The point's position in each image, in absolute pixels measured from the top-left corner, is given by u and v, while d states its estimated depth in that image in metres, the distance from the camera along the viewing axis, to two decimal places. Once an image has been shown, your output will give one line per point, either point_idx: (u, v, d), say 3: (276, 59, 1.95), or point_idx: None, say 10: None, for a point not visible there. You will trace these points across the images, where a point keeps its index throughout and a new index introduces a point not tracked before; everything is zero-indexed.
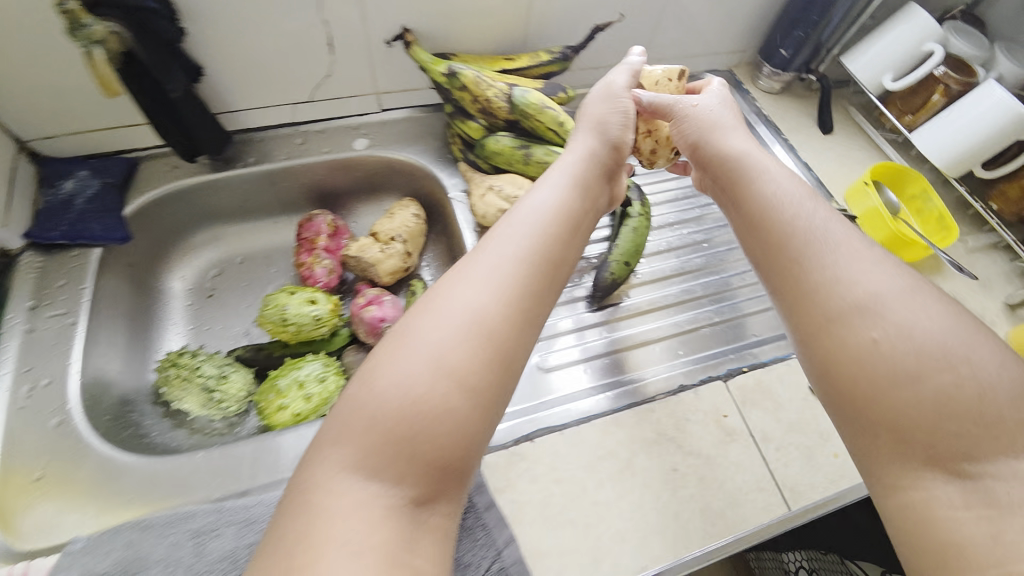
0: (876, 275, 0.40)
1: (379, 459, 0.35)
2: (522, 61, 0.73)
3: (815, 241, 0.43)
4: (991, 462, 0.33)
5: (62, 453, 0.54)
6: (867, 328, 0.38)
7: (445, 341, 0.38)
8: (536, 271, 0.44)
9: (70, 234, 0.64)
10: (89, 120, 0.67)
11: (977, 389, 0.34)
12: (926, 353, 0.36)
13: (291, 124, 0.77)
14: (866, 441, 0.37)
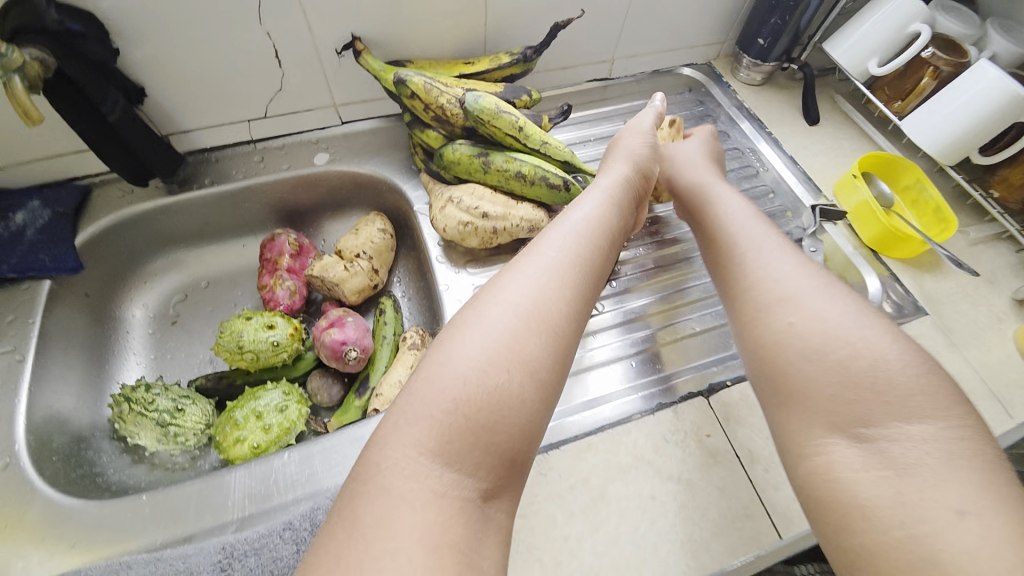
0: (795, 271, 0.45)
1: (453, 449, 0.33)
2: (482, 64, 0.70)
3: (748, 248, 0.49)
4: (887, 428, 0.35)
5: (4, 499, 0.50)
6: (784, 314, 0.43)
7: (517, 331, 0.37)
8: (596, 269, 0.44)
9: (19, 267, 0.60)
10: (35, 148, 0.64)
11: (871, 362, 0.38)
12: (831, 333, 0.40)
13: (249, 142, 0.75)
14: (788, 416, 0.40)
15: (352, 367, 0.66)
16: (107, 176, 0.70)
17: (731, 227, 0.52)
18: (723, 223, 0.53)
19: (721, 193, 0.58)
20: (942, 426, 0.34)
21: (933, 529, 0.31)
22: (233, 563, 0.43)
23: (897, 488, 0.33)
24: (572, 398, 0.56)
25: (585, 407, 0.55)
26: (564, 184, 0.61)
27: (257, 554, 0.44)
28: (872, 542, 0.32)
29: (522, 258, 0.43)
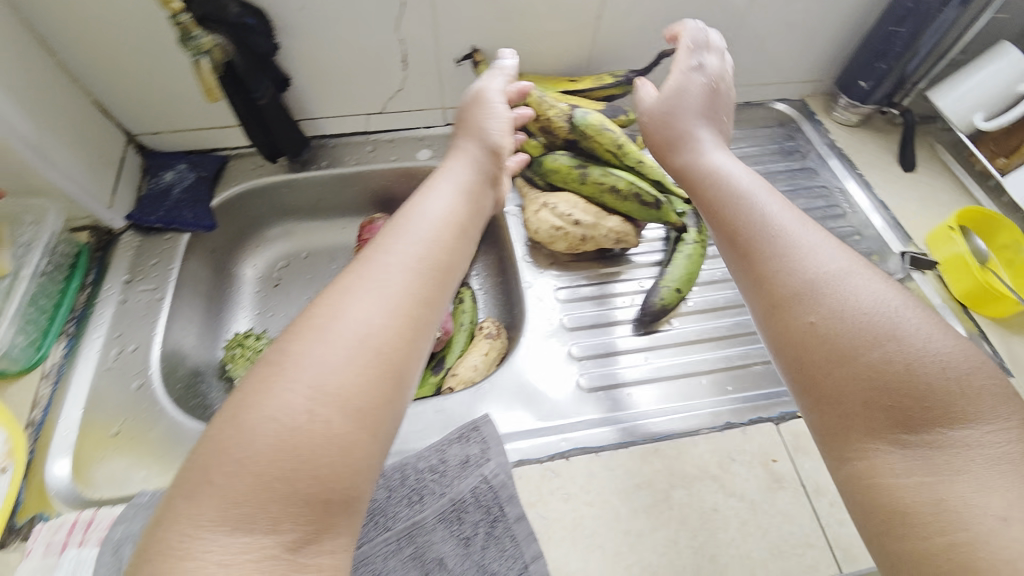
0: (819, 262, 0.42)
1: (247, 507, 0.30)
2: (587, 82, 0.74)
3: (764, 233, 0.46)
4: (928, 432, 0.35)
5: (135, 414, 0.57)
6: (807, 315, 0.40)
7: (329, 351, 0.35)
8: (419, 279, 0.41)
9: (166, 219, 0.69)
10: (191, 119, 0.73)
11: (906, 365, 0.36)
12: (864, 332, 0.38)
13: (363, 133, 0.82)
14: (816, 413, 0.39)
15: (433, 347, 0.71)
16: (242, 150, 0.79)
17: (739, 208, 0.48)
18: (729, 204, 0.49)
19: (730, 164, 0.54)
20: (988, 429, 0.34)
21: (974, 538, 0.30)
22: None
23: (934, 489, 0.33)
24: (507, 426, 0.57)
25: (653, 413, 0.59)
26: (655, 202, 0.64)
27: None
28: (913, 549, 0.32)
29: (343, 277, 0.39)
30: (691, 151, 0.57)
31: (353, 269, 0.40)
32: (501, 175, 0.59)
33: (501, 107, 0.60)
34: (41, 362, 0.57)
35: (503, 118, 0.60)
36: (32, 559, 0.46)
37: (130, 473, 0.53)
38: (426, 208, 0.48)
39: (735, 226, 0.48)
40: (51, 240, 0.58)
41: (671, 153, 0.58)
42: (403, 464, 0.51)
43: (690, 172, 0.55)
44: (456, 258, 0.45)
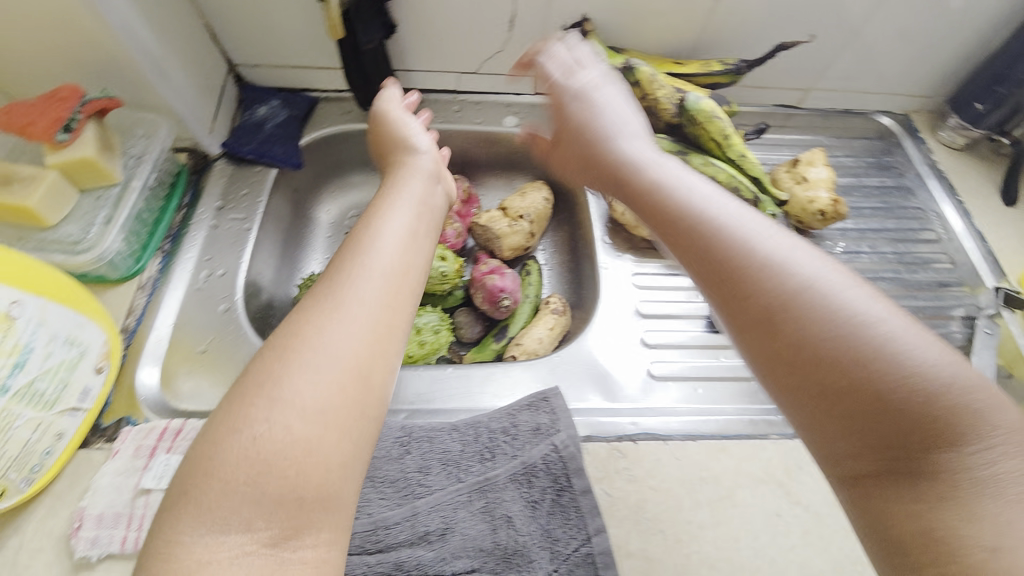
0: (785, 266, 0.36)
1: (229, 509, 0.31)
2: (693, 67, 0.71)
3: (715, 236, 0.39)
4: (926, 459, 0.30)
5: (222, 335, 0.59)
6: (773, 335, 0.35)
7: (298, 373, 0.34)
8: (394, 299, 0.41)
9: (258, 151, 0.70)
10: (291, 55, 0.73)
11: (886, 387, 0.31)
12: (841, 350, 0.32)
13: (452, 92, 0.81)
14: (809, 434, 0.34)
15: (500, 315, 0.72)
16: (333, 94, 0.79)
17: (684, 206, 0.42)
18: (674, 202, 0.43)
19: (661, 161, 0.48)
20: (988, 444, 0.29)
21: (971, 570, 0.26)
22: (411, 443, 0.50)
23: (938, 519, 0.28)
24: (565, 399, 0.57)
25: (723, 412, 0.58)
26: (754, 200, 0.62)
27: (431, 443, 0.50)
28: None
29: (323, 298, 0.39)
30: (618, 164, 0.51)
31: (327, 292, 0.40)
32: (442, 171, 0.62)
33: (414, 121, 0.66)
34: (138, 273, 0.59)
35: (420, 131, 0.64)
36: (121, 457, 0.47)
37: (211, 391, 0.55)
38: (395, 231, 0.46)
39: (679, 230, 0.42)
40: (160, 157, 0.58)
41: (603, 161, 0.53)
42: (476, 422, 0.52)
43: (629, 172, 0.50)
44: (412, 256, 0.45)
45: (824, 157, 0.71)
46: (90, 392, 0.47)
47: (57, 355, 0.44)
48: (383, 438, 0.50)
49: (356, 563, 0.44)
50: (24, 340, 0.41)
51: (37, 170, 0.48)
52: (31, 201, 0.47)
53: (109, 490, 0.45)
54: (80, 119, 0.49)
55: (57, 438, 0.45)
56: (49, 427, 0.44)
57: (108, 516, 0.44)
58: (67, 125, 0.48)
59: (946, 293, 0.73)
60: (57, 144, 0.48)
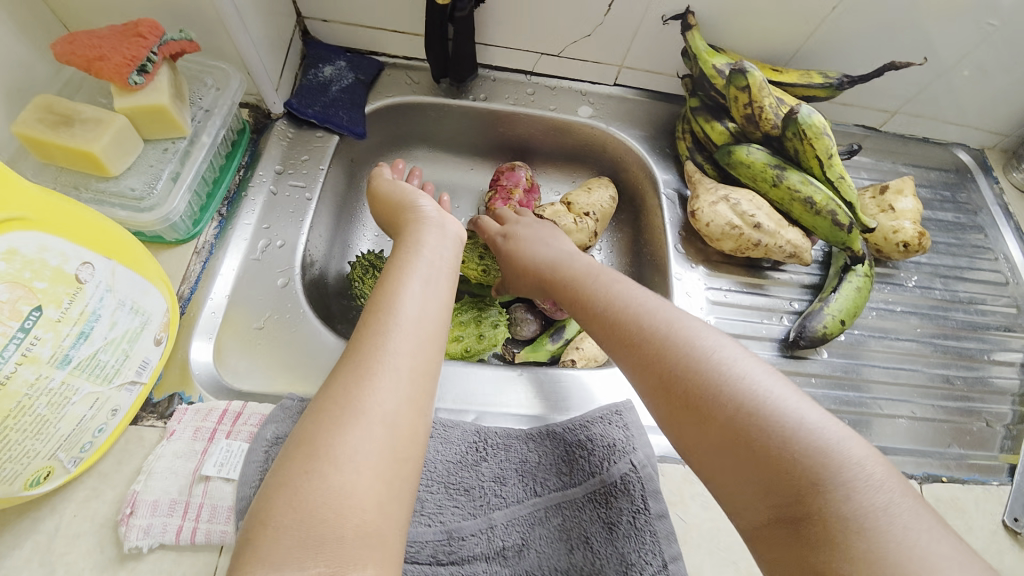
0: (683, 332, 0.42)
1: (280, 550, 0.32)
2: (791, 76, 0.67)
3: (625, 315, 0.45)
4: (810, 505, 0.33)
5: (279, 311, 0.54)
6: (677, 395, 0.39)
7: (341, 431, 0.36)
8: (424, 355, 0.42)
9: (322, 116, 0.65)
10: (365, 14, 0.67)
11: (761, 439, 0.35)
12: (729, 406, 0.37)
13: (526, 73, 0.76)
14: (720, 491, 0.37)
15: (559, 315, 0.69)
16: (402, 60, 0.74)
17: (601, 288, 0.50)
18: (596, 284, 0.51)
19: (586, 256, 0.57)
20: (854, 479, 0.33)
21: None
22: (486, 449, 0.47)
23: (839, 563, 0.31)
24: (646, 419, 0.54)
25: None
26: (848, 226, 0.59)
27: (506, 452, 0.48)
28: None
29: (357, 361, 0.40)
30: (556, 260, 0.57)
31: (361, 353, 0.40)
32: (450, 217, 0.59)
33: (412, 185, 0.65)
34: (195, 237, 0.54)
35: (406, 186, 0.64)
36: (179, 439, 0.43)
37: (264, 372, 0.51)
38: (417, 288, 0.46)
39: (604, 307, 0.48)
40: (229, 112, 0.53)
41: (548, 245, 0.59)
42: (551, 432, 0.49)
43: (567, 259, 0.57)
44: (434, 299, 0.46)
45: (913, 186, 0.68)
46: (147, 365, 0.43)
47: (121, 323, 0.39)
48: (458, 442, 0.47)
49: (425, 573, 0.42)
50: (91, 307, 0.36)
51: (103, 112, 0.43)
52: (96, 146, 0.42)
53: (166, 475, 0.42)
54: (156, 61, 0.44)
55: (112, 414, 0.40)
56: (105, 402, 0.39)
57: (163, 503, 0.41)
58: (142, 66, 0.44)
59: (1010, 339, 0.71)
60: (130, 86, 0.43)
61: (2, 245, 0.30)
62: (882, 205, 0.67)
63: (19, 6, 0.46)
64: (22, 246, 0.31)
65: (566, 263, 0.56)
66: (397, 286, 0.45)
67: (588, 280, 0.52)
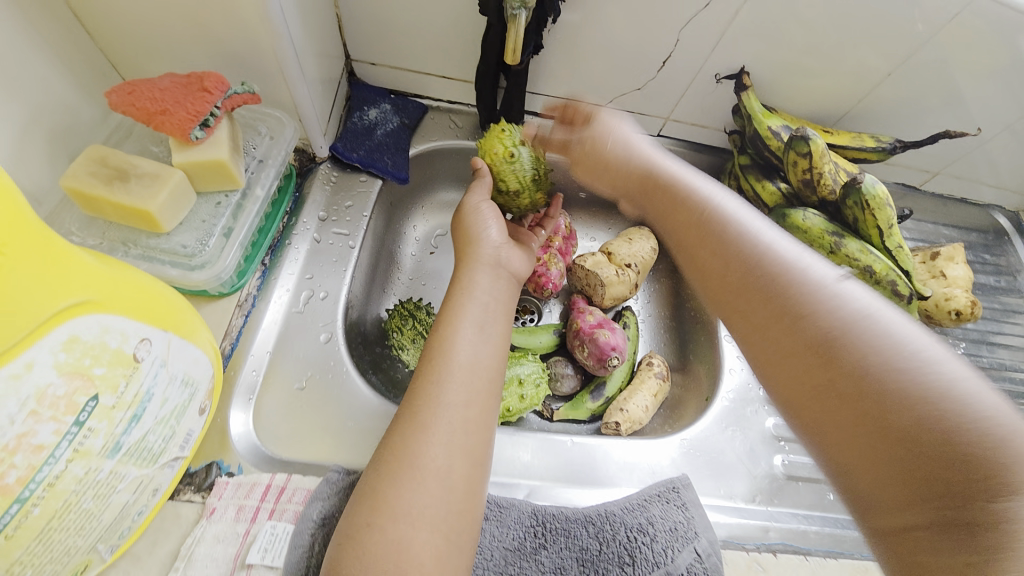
0: (846, 303, 0.37)
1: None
2: (843, 139, 0.66)
3: (771, 276, 0.41)
4: (979, 509, 0.27)
5: (320, 370, 0.52)
6: (827, 367, 0.36)
7: (395, 485, 0.39)
8: (474, 407, 0.44)
9: (366, 160, 0.63)
10: (417, 59, 0.66)
11: (935, 426, 0.30)
12: (897, 381, 0.32)
13: (570, 121, 0.75)
14: (852, 472, 0.34)
15: (602, 372, 0.66)
16: (446, 105, 0.72)
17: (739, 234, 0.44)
18: (730, 234, 0.44)
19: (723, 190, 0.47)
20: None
21: None
22: (545, 536, 0.46)
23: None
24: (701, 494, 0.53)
25: (855, 528, 0.53)
26: (908, 297, 0.59)
27: (567, 538, 0.46)
28: None
29: (412, 414, 0.42)
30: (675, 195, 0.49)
31: (413, 408, 0.43)
32: (513, 250, 0.59)
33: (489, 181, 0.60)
34: (238, 289, 0.52)
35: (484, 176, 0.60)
36: (220, 521, 0.41)
37: (305, 439, 0.48)
38: (467, 335, 0.48)
39: (732, 260, 0.43)
40: (282, 161, 0.52)
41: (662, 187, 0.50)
42: (610, 515, 0.47)
43: (683, 192, 0.48)
44: (484, 348, 0.47)
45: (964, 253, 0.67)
46: (191, 438, 0.40)
47: (171, 399, 0.36)
48: (516, 526, 0.46)
49: None
50: (146, 387, 0.33)
51: (160, 166, 0.41)
52: (152, 204, 0.40)
53: (206, 562, 0.39)
54: (218, 115, 0.43)
55: (152, 494, 0.37)
56: (148, 483, 0.36)
57: None
58: (204, 120, 0.42)
59: None
60: (190, 141, 0.41)
61: (65, 334, 0.27)
62: (934, 270, 0.66)
63: (75, 52, 0.43)
64: (84, 331, 0.28)
65: (686, 189, 0.48)
66: (449, 335, 0.47)
67: (718, 222, 0.45)
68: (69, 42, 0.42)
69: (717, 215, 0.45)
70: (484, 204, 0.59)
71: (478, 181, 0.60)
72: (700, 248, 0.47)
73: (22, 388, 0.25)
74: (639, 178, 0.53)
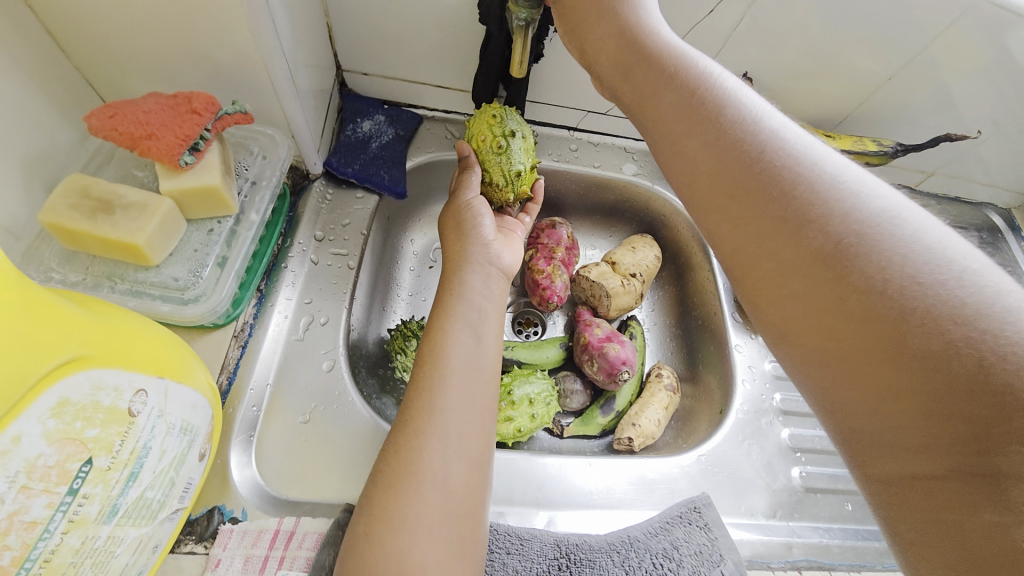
0: (855, 203, 0.31)
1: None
2: (845, 142, 0.65)
3: (765, 175, 0.33)
4: (1004, 454, 0.24)
5: (324, 401, 0.49)
6: (832, 282, 0.30)
7: (397, 498, 0.38)
8: (473, 423, 0.42)
9: (362, 175, 0.61)
10: (410, 68, 0.63)
11: (969, 355, 0.25)
12: (920, 296, 0.27)
13: (569, 128, 0.73)
14: (841, 398, 0.30)
15: (612, 386, 0.64)
16: (441, 114, 0.70)
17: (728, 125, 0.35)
18: (726, 125, 0.35)
19: (713, 74, 0.38)
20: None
21: None
22: (570, 569, 0.45)
23: (1012, 533, 0.24)
24: (723, 511, 0.52)
25: (876, 539, 0.53)
26: None
27: (593, 570, 0.45)
28: None
29: (407, 421, 0.41)
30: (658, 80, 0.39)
31: (408, 416, 0.42)
32: (505, 244, 0.57)
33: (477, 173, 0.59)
34: (233, 319, 0.49)
35: (474, 170, 0.59)
36: (227, 573, 0.39)
37: (312, 476, 0.46)
38: (464, 337, 0.46)
39: (724, 155, 0.35)
40: (276, 182, 0.49)
41: (641, 72, 0.40)
42: (634, 541, 0.46)
43: (672, 73, 0.38)
44: (482, 355, 0.46)
45: None
46: (190, 486, 0.36)
47: (170, 450, 0.33)
48: (539, 559, 0.45)
49: None
50: (143, 442, 0.29)
51: (147, 195, 0.38)
52: (140, 237, 0.37)
53: None
54: (209, 137, 0.40)
55: (152, 552, 0.34)
56: (147, 541, 0.33)
57: None
58: (194, 144, 0.39)
59: None
60: (179, 166, 0.39)
61: (54, 398, 0.24)
62: None
63: (49, 73, 0.39)
64: (74, 392, 0.25)
65: (671, 73, 0.38)
66: (443, 339, 0.45)
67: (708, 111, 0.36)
68: (40, 62, 0.38)
69: (709, 105, 0.36)
70: (476, 199, 0.57)
71: (468, 174, 0.59)
72: (680, 143, 0.37)
73: (10, 463, 0.23)
74: (613, 65, 0.41)
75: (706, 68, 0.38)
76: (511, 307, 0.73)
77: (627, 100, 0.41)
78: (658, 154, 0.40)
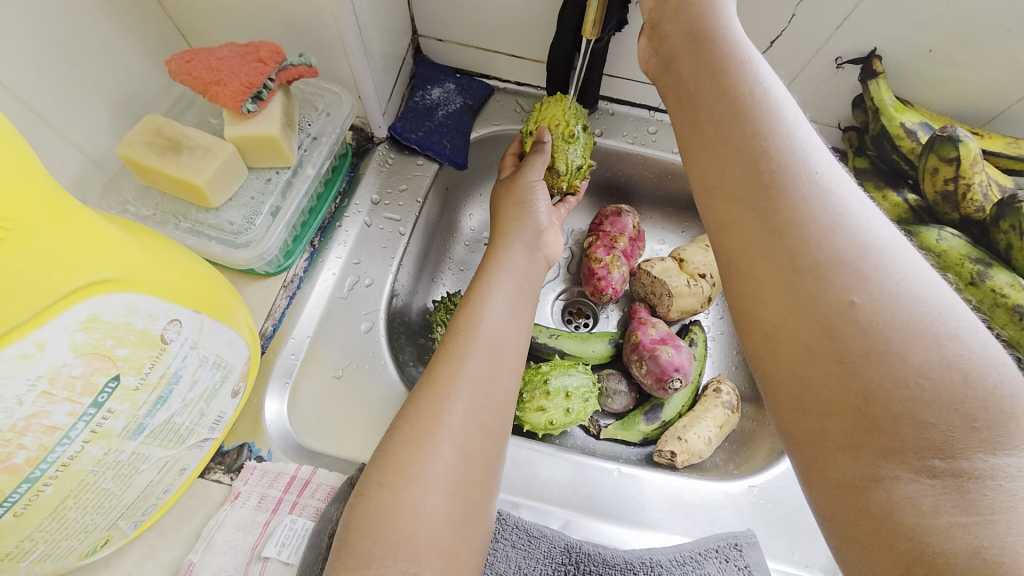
0: (863, 205, 0.27)
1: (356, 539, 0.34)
2: (995, 143, 0.52)
3: (795, 162, 0.28)
4: (969, 460, 0.22)
5: (358, 360, 0.50)
6: (839, 280, 0.25)
7: (411, 453, 0.36)
8: (491, 410, 0.39)
9: (424, 142, 0.60)
10: (485, 35, 0.61)
11: (959, 368, 0.22)
12: (919, 305, 0.24)
13: (649, 108, 0.66)
14: (820, 405, 0.25)
15: (661, 394, 0.58)
16: (513, 86, 0.66)
17: (760, 100, 0.30)
18: (759, 100, 0.30)
19: (759, 56, 0.32)
20: None
21: None
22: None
23: (975, 533, 0.21)
24: (769, 556, 0.45)
25: None
26: None
27: None
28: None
29: (431, 383, 0.39)
30: (701, 45, 0.33)
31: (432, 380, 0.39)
32: (552, 232, 0.54)
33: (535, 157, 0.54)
34: (284, 270, 0.51)
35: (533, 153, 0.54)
36: (243, 508, 0.41)
37: (336, 429, 0.47)
38: (499, 310, 0.44)
39: (749, 129, 0.29)
40: (336, 139, 0.50)
41: (685, 42, 0.34)
42: (655, 565, 0.42)
43: (712, 40, 0.33)
44: (514, 333, 0.43)
45: None
46: (222, 420, 0.38)
47: (202, 381, 0.34)
48: (547, 561, 0.42)
49: None
50: (173, 369, 0.31)
51: (213, 139, 0.40)
52: (200, 177, 0.38)
53: (224, 549, 0.39)
54: (272, 87, 0.41)
55: (179, 474, 0.36)
56: (174, 463, 0.35)
57: None
58: (257, 93, 0.40)
59: None
60: (242, 113, 0.40)
61: (84, 312, 0.26)
62: None
63: (143, 23, 0.42)
64: (105, 310, 0.27)
65: (711, 40, 0.33)
66: (476, 310, 0.43)
67: (742, 81, 0.31)
68: (138, 12, 0.41)
69: (752, 84, 0.31)
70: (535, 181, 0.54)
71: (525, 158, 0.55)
72: (713, 113, 0.31)
73: (33, 367, 0.24)
74: (678, 29, 0.35)
75: (752, 49, 0.33)
76: (563, 294, 0.69)
77: (666, 70, 0.37)
78: (679, 131, 0.33)
